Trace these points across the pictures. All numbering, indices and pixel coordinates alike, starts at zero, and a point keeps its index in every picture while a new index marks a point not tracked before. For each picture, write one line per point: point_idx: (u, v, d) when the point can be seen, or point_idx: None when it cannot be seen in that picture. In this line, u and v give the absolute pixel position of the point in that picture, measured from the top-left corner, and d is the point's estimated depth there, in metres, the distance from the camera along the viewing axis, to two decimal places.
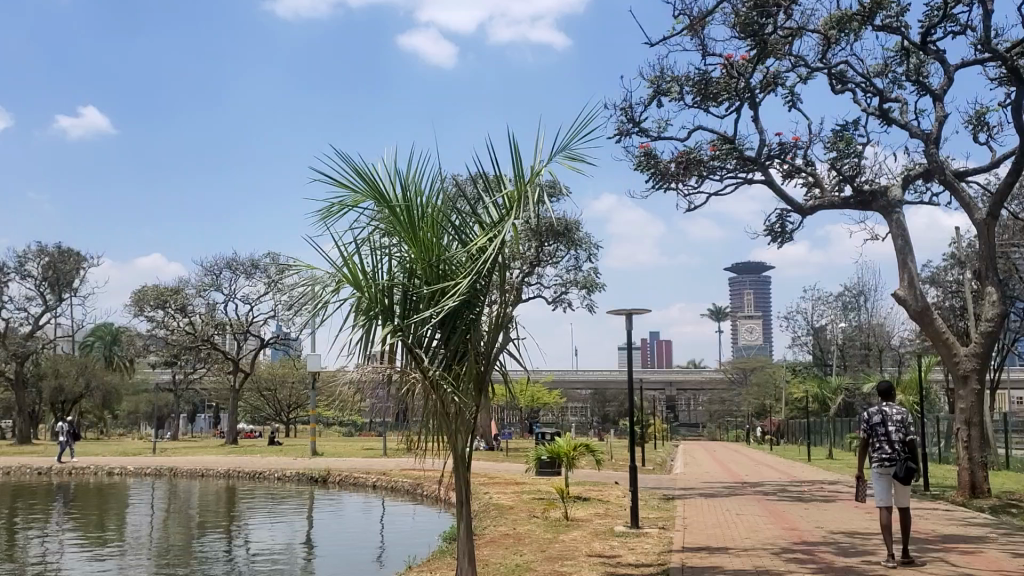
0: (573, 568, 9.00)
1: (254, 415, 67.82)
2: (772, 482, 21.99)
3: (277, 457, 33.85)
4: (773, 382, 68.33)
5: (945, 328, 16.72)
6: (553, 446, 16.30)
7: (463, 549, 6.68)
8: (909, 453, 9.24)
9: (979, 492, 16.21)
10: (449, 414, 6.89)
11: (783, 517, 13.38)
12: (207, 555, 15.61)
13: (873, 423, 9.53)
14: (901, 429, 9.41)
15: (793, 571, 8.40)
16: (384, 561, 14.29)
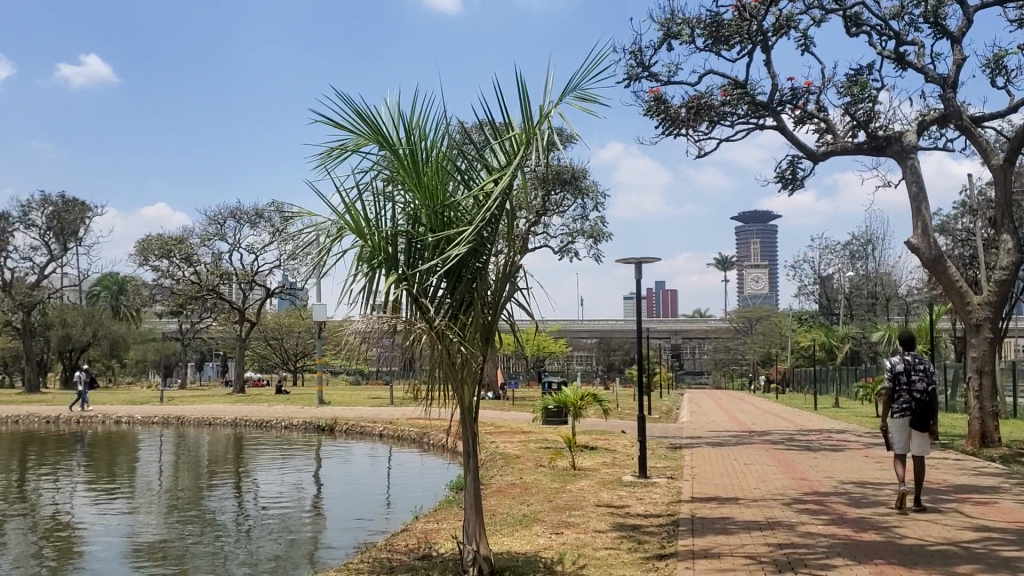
0: (582, 519, 8.87)
1: (262, 364, 68.09)
2: (780, 431, 21.94)
3: (285, 406, 33.93)
4: (779, 331, 68.20)
5: (959, 277, 16.47)
6: (560, 395, 16.18)
7: (470, 502, 6.51)
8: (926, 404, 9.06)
9: (988, 442, 16.12)
10: (455, 365, 6.70)
11: (792, 466, 13.28)
12: (216, 502, 15.62)
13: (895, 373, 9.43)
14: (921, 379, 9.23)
15: (806, 522, 8.25)
16: (392, 509, 14.24)
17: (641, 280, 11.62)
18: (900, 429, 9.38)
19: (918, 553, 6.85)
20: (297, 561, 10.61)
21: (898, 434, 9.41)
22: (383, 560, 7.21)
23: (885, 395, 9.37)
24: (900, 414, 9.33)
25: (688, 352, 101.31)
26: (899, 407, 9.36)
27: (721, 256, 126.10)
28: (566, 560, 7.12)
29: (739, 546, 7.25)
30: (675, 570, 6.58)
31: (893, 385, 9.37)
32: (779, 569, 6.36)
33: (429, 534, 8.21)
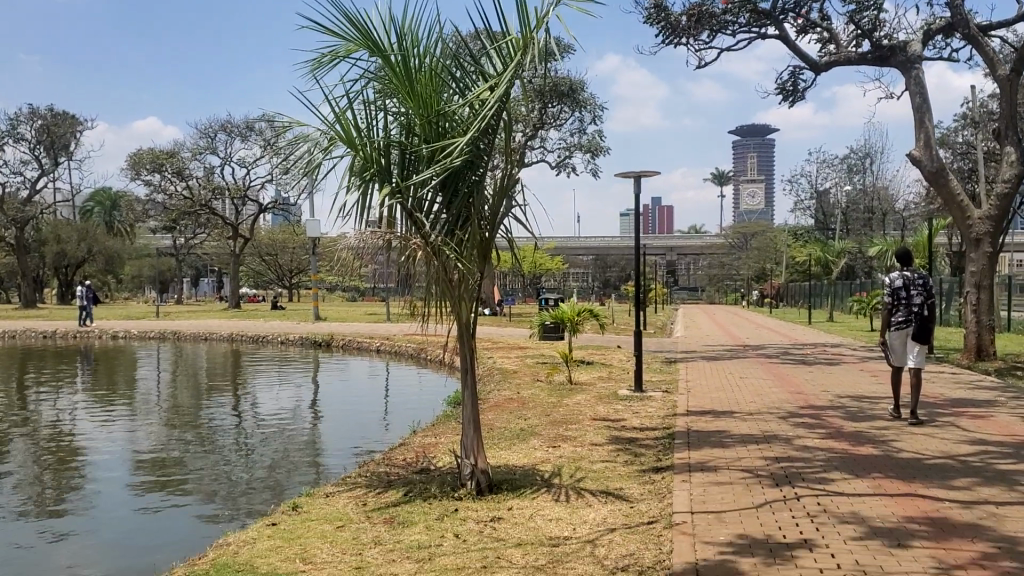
0: (579, 433, 8.87)
1: (258, 280, 68.07)
2: (775, 346, 21.98)
3: (281, 321, 33.96)
4: (774, 247, 68.11)
5: (960, 191, 16.27)
6: (557, 311, 16.12)
7: (468, 417, 6.45)
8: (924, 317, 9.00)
9: (984, 356, 16.15)
10: (452, 282, 6.56)
11: (789, 380, 13.30)
12: (217, 416, 15.73)
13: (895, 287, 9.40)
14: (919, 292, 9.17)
15: (803, 436, 8.23)
16: (390, 424, 14.31)
17: (639, 194, 11.42)
18: (896, 341, 9.36)
19: (916, 466, 6.83)
20: (297, 474, 10.67)
21: (895, 346, 9.39)
22: (382, 474, 7.19)
23: (885, 308, 9.33)
24: (898, 327, 9.30)
25: (683, 268, 101.36)
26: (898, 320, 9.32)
27: (717, 171, 125.12)
28: (564, 473, 7.09)
29: (735, 459, 7.23)
30: (673, 483, 6.56)
31: (892, 298, 9.33)
32: (776, 483, 6.33)
33: (427, 448, 8.19)
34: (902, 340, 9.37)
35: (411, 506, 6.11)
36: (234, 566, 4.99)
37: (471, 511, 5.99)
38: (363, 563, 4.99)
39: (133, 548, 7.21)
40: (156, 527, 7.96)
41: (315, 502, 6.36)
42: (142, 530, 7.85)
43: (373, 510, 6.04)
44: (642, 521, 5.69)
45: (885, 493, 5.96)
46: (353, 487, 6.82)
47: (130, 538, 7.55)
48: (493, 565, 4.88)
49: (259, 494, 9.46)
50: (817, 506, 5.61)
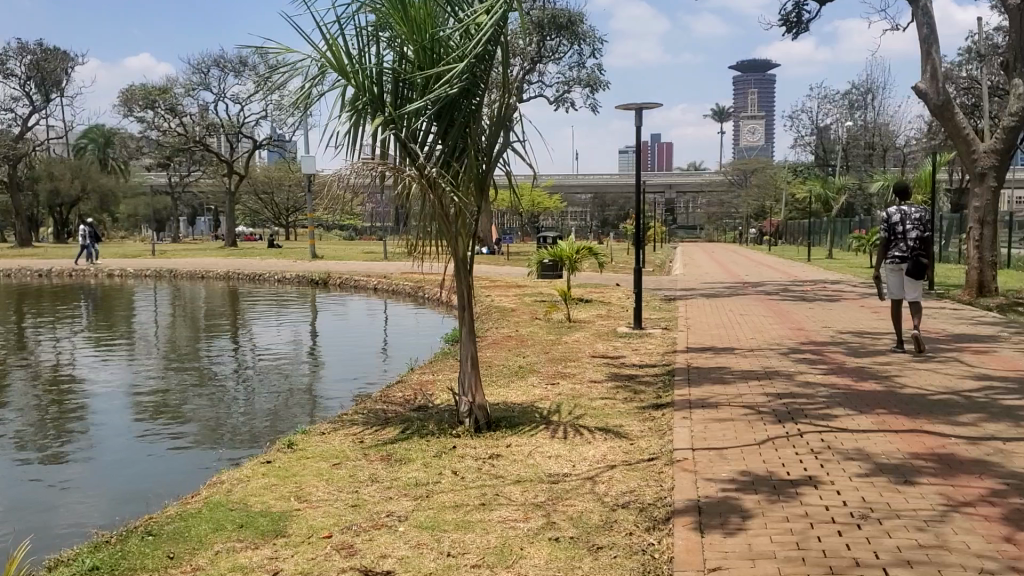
0: (578, 370, 8.77)
1: (254, 218, 67.68)
2: (775, 283, 21.86)
3: (279, 260, 33.78)
4: (774, 184, 67.59)
5: (966, 125, 16.00)
6: (556, 248, 15.94)
7: (467, 354, 6.33)
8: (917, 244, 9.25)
9: (986, 291, 16.06)
10: (448, 216, 6.39)
11: (789, 317, 13.22)
12: (215, 354, 15.66)
13: (892, 223, 9.62)
14: (916, 226, 9.42)
15: (804, 372, 8.15)
16: (389, 362, 14.25)
17: (641, 127, 11.16)
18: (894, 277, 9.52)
19: (920, 402, 6.76)
20: (296, 412, 10.63)
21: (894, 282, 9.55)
22: (379, 411, 7.09)
23: (882, 243, 9.51)
24: (895, 261, 9.46)
25: (681, 206, 100.83)
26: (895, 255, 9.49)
27: (717, 107, 123.64)
28: (563, 410, 7.00)
29: (737, 396, 7.14)
30: (674, 419, 6.47)
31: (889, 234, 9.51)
32: (779, 419, 6.24)
33: (424, 385, 8.09)
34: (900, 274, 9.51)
35: (408, 443, 6.01)
36: (228, 504, 4.90)
37: (469, 448, 5.90)
38: (360, 500, 4.91)
39: (135, 486, 7.17)
40: (157, 465, 7.92)
41: (311, 439, 6.26)
42: (143, 468, 7.81)
43: (370, 448, 5.95)
44: (642, 457, 5.60)
45: (889, 430, 5.88)
46: (349, 424, 6.72)
47: (130, 476, 7.51)
48: (492, 502, 4.80)
49: (258, 432, 9.43)
50: (821, 442, 5.52)
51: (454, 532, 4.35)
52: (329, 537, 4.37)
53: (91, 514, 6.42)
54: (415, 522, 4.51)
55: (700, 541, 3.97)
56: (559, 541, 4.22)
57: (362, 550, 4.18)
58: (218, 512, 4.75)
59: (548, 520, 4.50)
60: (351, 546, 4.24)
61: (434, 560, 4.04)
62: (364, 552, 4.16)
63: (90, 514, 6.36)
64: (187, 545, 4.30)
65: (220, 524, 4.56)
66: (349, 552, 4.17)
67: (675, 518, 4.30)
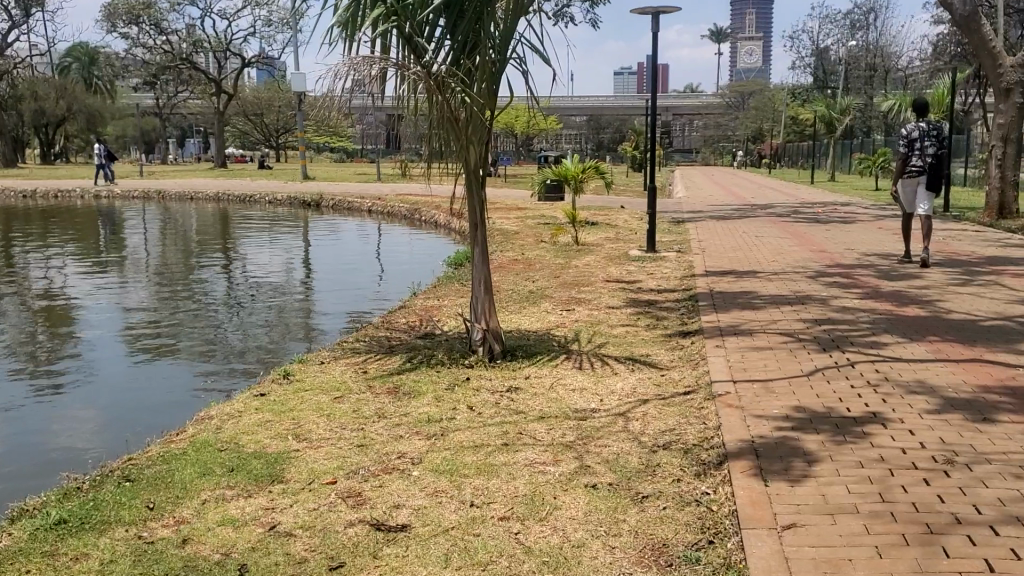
0: (593, 295, 8.17)
1: (244, 140, 66.30)
2: (784, 204, 21.17)
3: (269, 181, 32.90)
4: (772, 107, 66.25)
5: (992, 36, 14.95)
6: (559, 167, 15.14)
7: (479, 276, 5.72)
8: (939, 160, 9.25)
9: (1006, 213, 15.40)
10: (459, 122, 5.69)
11: (807, 239, 12.60)
12: (207, 277, 15.09)
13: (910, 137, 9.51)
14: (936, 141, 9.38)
15: (838, 297, 7.56)
16: (384, 286, 13.66)
17: (657, 32, 10.36)
18: (905, 191, 9.58)
19: (973, 329, 6.21)
20: (292, 337, 10.10)
21: (905, 195, 9.62)
22: (381, 339, 6.51)
23: (898, 157, 9.50)
24: (910, 176, 9.47)
25: (677, 129, 99.33)
26: (909, 170, 9.50)
27: (715, 30, 121.03)
28: (582, 339, 6.42)
29: (772, 323, 6.56)
30: (706, 348, 5.89)
31: (907, 147, 9.44)
32: (823, 348, 5.68)
33: (430, 311, 7.50)
34: (912, 189, 9.57)
35: (416, 375, 5.43)
36: (218, 444, 4.34)
37: (485, 381, 5.31)
38: (366, 439, 4.34)
39: (124, 413, 6.62)
40: (150, 388, 7.38)
41: (309, 369, 5.67)
42: (133, 392, 7.25)
43: (375, 379, 5.36)
44: (678, 390, 5.04)
45: (947, 359, 5.32)
46: (350, 352, 6.13)
47: (124, 400, 6.99)
48: (516, 443, 4.23)
49: (253, 357, 8.89)
50: (878, 374, 4.97)
51: (475, 478, 3.79)
52: (334, 484, 3.80)
53: (77, 444, 5.88)
54: (431, 466, 3.95)
55: (764, 491, 3.42)
56: (597, 489, 3.66)
57: (372, 500, 3.61)
58: (206, 454, 4.19)
59: (582, 464, 3.94)
60: (359, 495, 3.68)
61: (456, 512, 3.48)
62: (374, 502, 3.60)
63: (84, 440, 5.87)
64: (170, 495, 3.73)
65: (208, 468, 4.01)
66: (358, 502, 3.60)
67: (729, 462, 3.75)
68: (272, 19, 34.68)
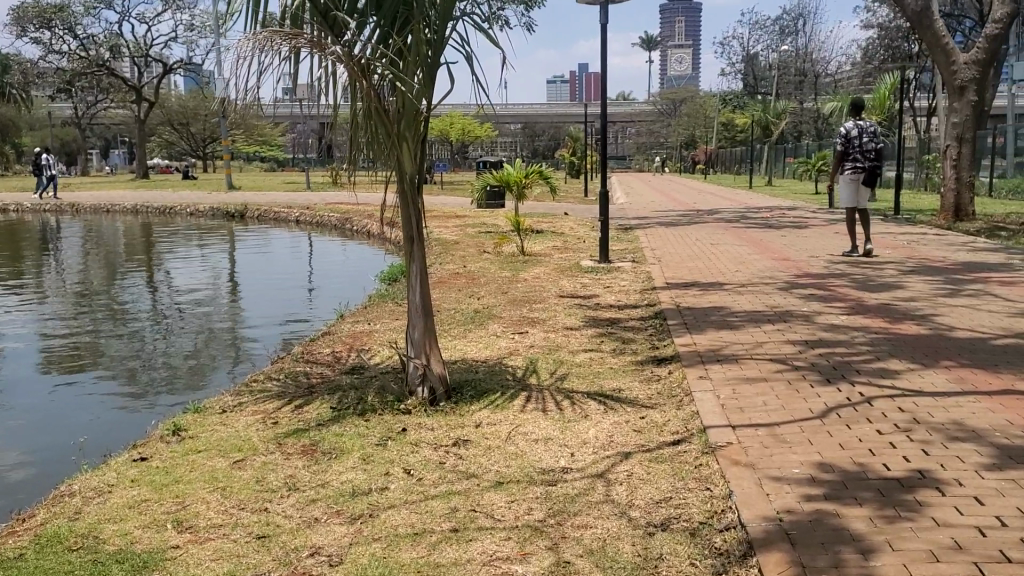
0: (547, 315, 7.18)
1: (169, 150, 64.05)
2: (731, 209, 20.53)
3: (191, 192, 31.27)
4: (703, 113, 66.26)
5: (945, 32, 14.56)
6: (501, 173, 14.14)
7: (415, 299, 4.74)
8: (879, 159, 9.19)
9: (962, 216, 14.89)
10: (388, 115, 4.66)
11: (765, 246, 11.84)
12: (129, 293, 13.84)
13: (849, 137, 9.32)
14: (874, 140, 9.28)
15: (823, 312, 6.72)
16: (315, 301, 12.58)
17: (606, 26, 9.45)
18: (849, 185, 9.37)
19: (988, 351, 5.38)
20: (223, 354, 9.09)
21: (845, 192, 9.46)
22: (298, 377, 5.42)
23: (840, 153, 9.38)
24: (854, 170, 9.34)
25: (610, 136, 99.34)
26: (851, 164, 9.36)
27: (644, 38, 121.37)
28: (541, 370, 5.42)
29: (757, 346, 5.66)
30: (689, 381, 4.95)
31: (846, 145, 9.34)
32: (828, 378, 4.79)
33: (359, 338, 6.45)
34: (853, 185, 9.40)
35: (339, 427, 4.39)
36: (70, 539, 3.25)
37: (425, 432, 4.30)
38: (270, 527, 3.29)
39: (16, 451, 5.49)
40: (60, 412, 6.34)
41: (207, 421, 4.57)
42: (36, 422, 6.11)
43: (286, 435, 4.30)
44: (665, 440, 4.07)
45: (976, 391, 4.48)
46: (259, 396, 5.05)
47: (31, 427, 6.00)
48: (467, 527, 3.22)
49: (178, 377, 7.76)
50: (905, 416, 4.08)
51: None
52: None
53: None
54: (355, 571, 2.92)
55: None
56: None
57: None
58: (49, 558, 3.09)
59: (559, 558, 2.96)
60: None
61: None
62: None
63: None
64: None
65: None
66: None
67: (757, 555, 2.81)
68: (192, 23, 32.99)
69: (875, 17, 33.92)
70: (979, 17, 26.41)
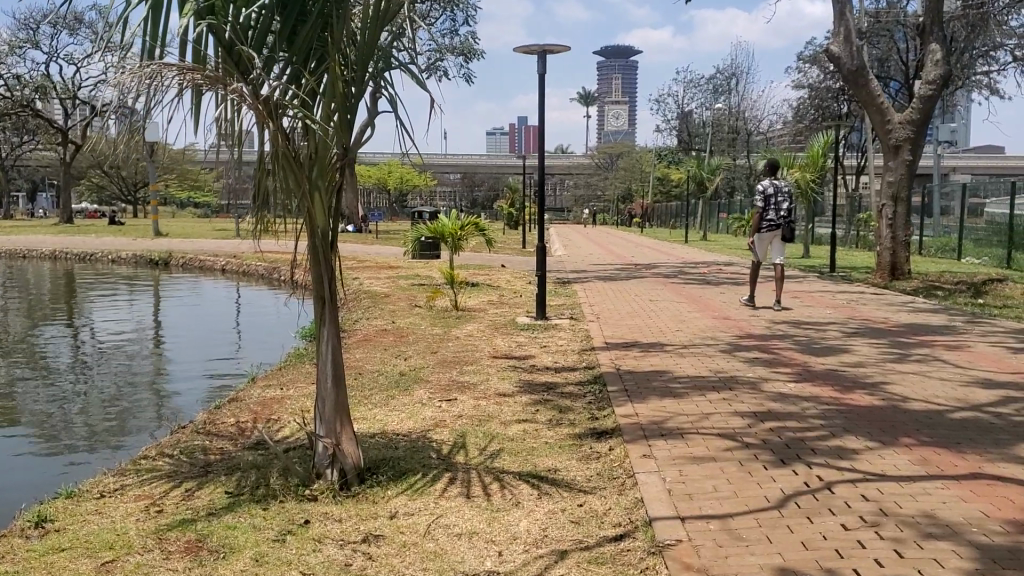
0: (477, 378, 6.67)
1: (99, 195, 62.35)
2: (668, 264, 20.40)
3: (114, 238, 30.13)
4: (641, 167, 66.84)
5: (880, 91, 14.62)
6: (435, 224, 13.67)
7: (327, 367, 4.23)
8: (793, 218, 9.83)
9: (898, 274, 14.88)
10: (300, 161, 4.18)
11: (705, 303, 11.54)
12: (46, 341, 13.06)
13: (767, 195, 9.91)
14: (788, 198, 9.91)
15: (771, 379, 6.33)
16: (245, 353, 11.87)
17: (544, 75, 9.12)
18: (764, 242, 9.94)
19: (948, 425, 5.04)
20: (143, 405, 8.47)
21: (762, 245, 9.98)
22: (193, 454, 4.79)
23: (758, 211, 9.92)
24: (769, 228, 9.90)
25: (548, 188, 99.86)
26: (768, 222, 9.93)
27: (583, 93, 122.95)
28: (468, 446, 4.89)
29: (703, 418, 5.22)
30: (632, 459, 4.47)
31: (764, 203, 9.93)
32: (783, 459, 4.37)
33: (270, 407, 5.85)
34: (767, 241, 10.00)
35: (232, 518, 3.81)
36: None
37: (333, 524, 3.76)
38: None
39: None
40: None
41: (79, 508, 3.94)
42: None
43: (169, 527, 3.69)
44: (606, 536, 3.57)
45: (942, 475, 4.10)
46: (147, 476, 4.42)
47: None
48: None
49: (95, 434, 7.05)
50: (871, 506, 3.67)
51: None
52: None
53: None
54: None
55: None
56: None
57: None
58: None
59: None
60: None
61: None
62: None
63: None
64: None
65: None
66: None
67: None
68: None
69: (806, 77, 34.52)
70: (905, 79, 26.99)
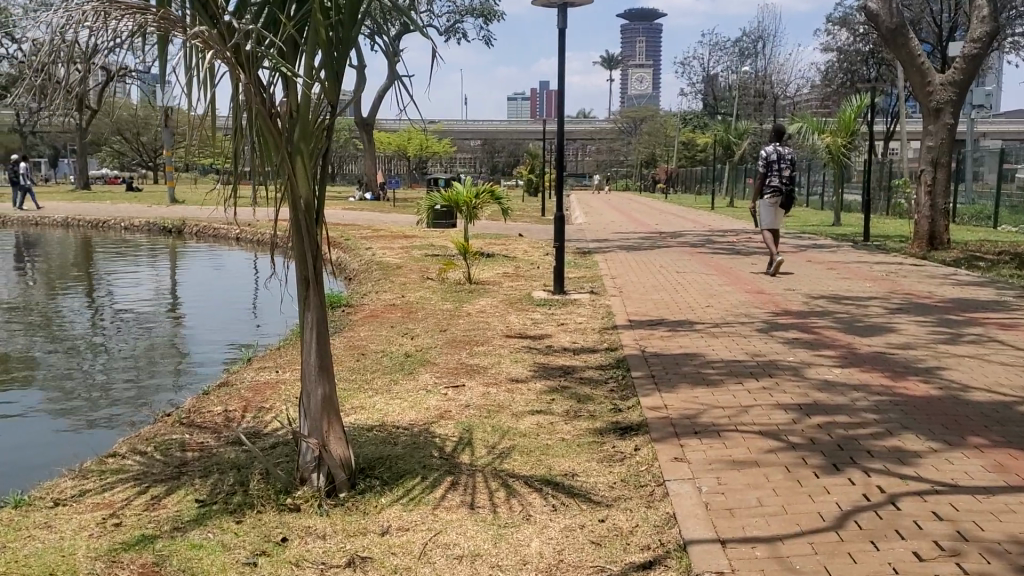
0: (490, 361, 6.12)
1: (118, 161, 61.90)
2: (693, 232, 19.70)
3: (128, 205, 29.66)
4: (664, 132, 65.50)
5: (921, 50, 13.80)
6: (449, 192, 13.04)
7: (312, 357, 3.69)
8: (794, 184, 9.45)
9: (937, 244, 14.10)
10: (279, 119, 3.60)
11: (734, 276, 10.89)
12: (63, 308, 12.73)
13: (769, 160, 9.48)
14: (791, 164, 9.50)
15: (813, 364, 5.74)
16: (263, 323, 11.31)
17: (564, 31, 8.47)
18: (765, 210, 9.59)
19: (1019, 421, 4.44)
20: (163, 370, 8.11)
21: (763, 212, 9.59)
22: (169, 450, 4.29)
23: (759, 175, 9.49)
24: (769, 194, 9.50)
25: (569, 154, 98.53)
26: (769, 187, 9.50)
27: (606, 56, 120.76)
28: (476, 442, 4.35)
29: (741, 411, 4.65)
30: (660, 463, 3.91)
31: (766, 167, 9.50)
32: (837, 464, 3.80)
33: (263, 393, 5.34)
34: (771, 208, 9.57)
35: (199, 534, 3.30)
36: None
37: (315, 543, 3.23)
38: None
39: None
40: None
41: (28, 522, 3.43)
42: None
43: (125, 547, 3.18)
44: (632, 563, 3.02)
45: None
46: (115, 478, 3.92)
47: None
48: None
49: (111, 402, 6.65)
50: (947, 528, 3.10)
51: None
52: None
53: None
54: None
55: None
56: None
57: None
58: None
59: None
60: None
61: None
62: None
63: None
64: None
65: None
66: None
67: None
68: None
69: (835, 39, 33.33)
70: (940, 41, 25.91)
